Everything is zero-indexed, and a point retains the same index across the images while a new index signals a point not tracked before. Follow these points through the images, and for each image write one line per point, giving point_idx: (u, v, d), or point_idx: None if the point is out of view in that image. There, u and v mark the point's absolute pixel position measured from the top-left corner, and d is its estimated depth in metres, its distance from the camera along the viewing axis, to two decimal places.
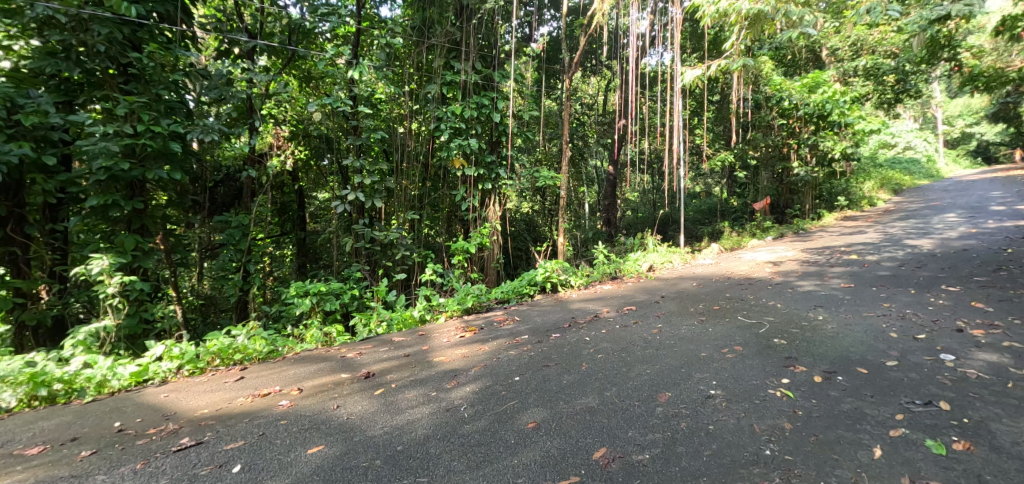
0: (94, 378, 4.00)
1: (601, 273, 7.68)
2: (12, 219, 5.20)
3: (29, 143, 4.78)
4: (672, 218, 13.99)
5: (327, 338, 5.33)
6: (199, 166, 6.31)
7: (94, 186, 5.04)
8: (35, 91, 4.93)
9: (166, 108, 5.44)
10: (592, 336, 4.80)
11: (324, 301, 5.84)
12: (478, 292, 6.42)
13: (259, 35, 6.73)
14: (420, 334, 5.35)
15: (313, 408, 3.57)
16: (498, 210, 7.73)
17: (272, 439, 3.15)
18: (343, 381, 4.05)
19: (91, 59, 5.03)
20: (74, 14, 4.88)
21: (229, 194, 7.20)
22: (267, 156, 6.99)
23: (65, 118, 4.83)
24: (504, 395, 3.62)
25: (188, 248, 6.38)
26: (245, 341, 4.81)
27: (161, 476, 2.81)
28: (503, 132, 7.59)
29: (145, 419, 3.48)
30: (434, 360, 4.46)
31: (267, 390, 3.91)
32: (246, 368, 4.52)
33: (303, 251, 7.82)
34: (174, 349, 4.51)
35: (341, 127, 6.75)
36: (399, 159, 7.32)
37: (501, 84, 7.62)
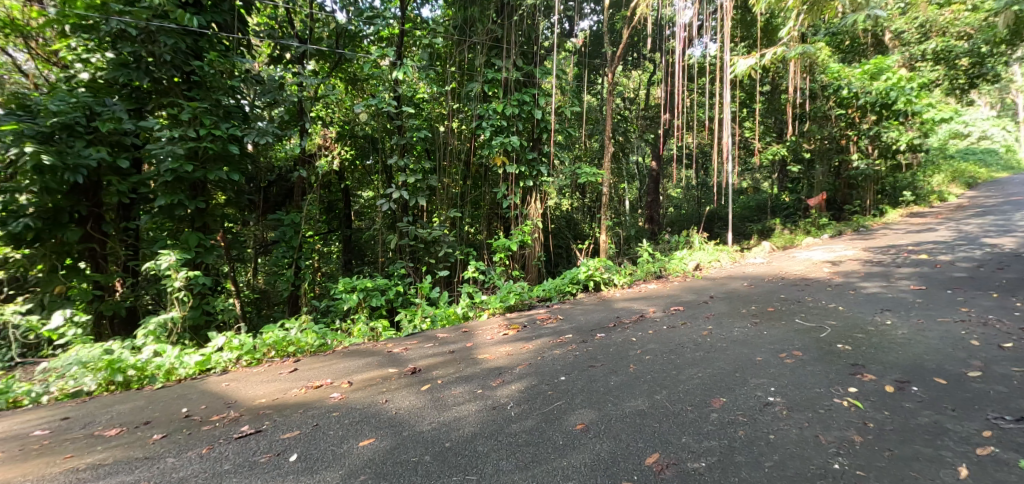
0: (163, 366, 4.30)
1: (645, 272, 7.54)
2: (90, 218, 5.58)
3: (107, 150, 5.20)
4: (719, 215, 13.72)
5: (374, 333, 5.47)
6: (256, 166, 6.71)
7: (162, 188, 5.40)
8: (111, 100, 5.35)
9: (225, 113, 5.76)
10: (639, 336, 4.75)
11: (369, 297, 6.03)
12: (520, 291, 6.38)
13: (309, 40, 6.97)
14: (463, 331, 5.42)
15: (363, 401, 3.69)
16: (539, 208, 7.71)
17: (325, 430, 3.28)
18: (391, 376, 4.16)
19: (159, 69, 5.44)
20: (143, 27, 5.25)
21: (280, 194, 7.39)
22: (316, 156, 7.16)
23: (136, 124, 5.25)
24: (550, 395, 3.63)
25: (245, 244, 6.89)
26: (298, 334, 5.01)
27: (224, 461, 2.97)
28: (544, 129, 7.63)
29: (209, 406, 3.70)
30: (479, 357, 4.52)
31: (320, 383, 4.06)
32: (298, 360, 4.71)
33: (349, 247, 8.05)
34: (235, 340, 4.75)
35: (386, 127, 7.00)
36: (442, 157, 7.39)
37: (543, 80, 7.58)
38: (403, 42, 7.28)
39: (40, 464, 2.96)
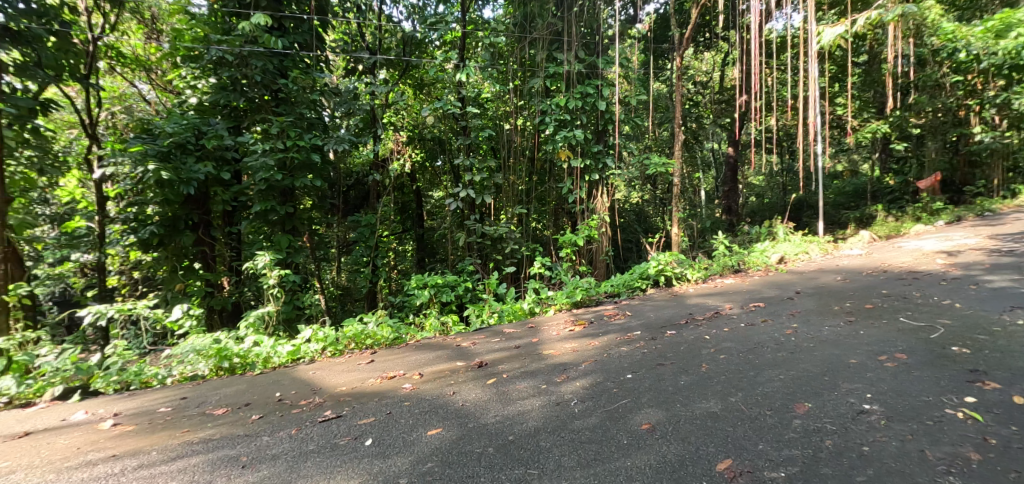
0: (261, 354, 4.81)
1: (721, 265, 7.41)
2: (200, 224, 6.41)
3: (213, 164, 5.95)
4: (806, 203, 13.08)
5: (444, 327, 5.74)
6: (335, 173, 7.20)
7: (257, 195, 6.05)
8: (214, 120, 6.20)
9: (308, 125, 6.35)
10: (713, 334, 4.71)
11: (441, 293, 6.30)
12: (587, 286, 6.47)
13: (379, 50, 7.65)
14: (530, 327, 5.58)
15: (432, 392, 3.92)
16: (606, 201, 7.60)
17: (397, 418, 3.53)
18: (459, 369, 4.39)
19: (252, 89, 6.13)
20: (238, 53, 5.99)
21: (360, 196, 8.10)
22: (389, 160, 7.46)
23: (235, 139, 5.99)
24: (615, 392, 3.69)
25: (329, 245, 7.31)
26: (375, 328, 5.37)
27: (310, 441, 3.27)
28: (609, 120, 7.49)
29: (298, 391, 4.08)
30: (545, 353, 4.66)
31: (393, 374, 4.35)
32: (376, 352, 5.05)
33: (421, 246, 8.34)
34: (320, 333, 5.20)
35: (453, 129, 7.26)
36: (507, 155, 7.52)
37: (606, 71, 7.49)
38: (466, 44, 7.50)
39: (163, 436, 3.39)
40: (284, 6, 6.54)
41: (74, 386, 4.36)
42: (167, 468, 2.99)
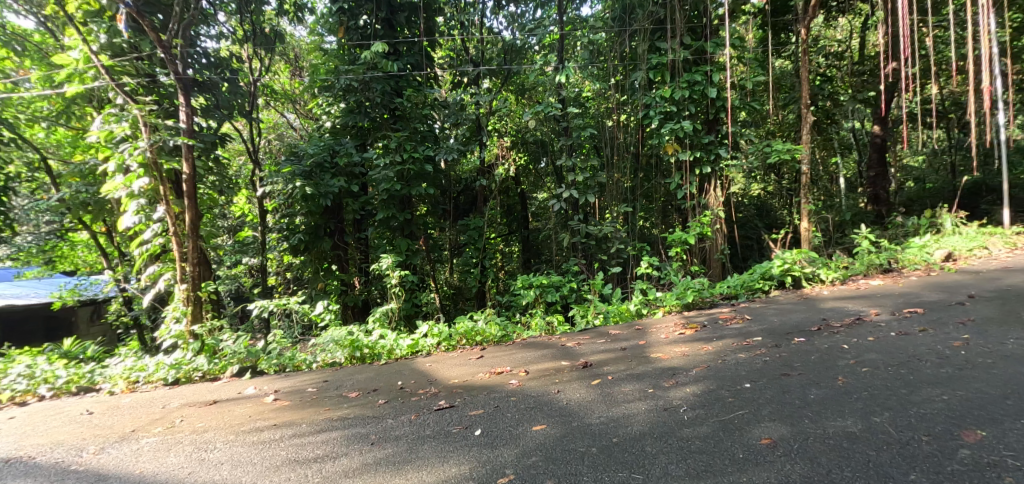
0: (386, 346, 5.39)
1: (867, 265, 6.81)
2: (335, 232, 7.32)
3: (345, 179, 6.88)
4: (983, 186, 11.24)
5: (549, 327, 5.91)
6: (447, 179, 7.75)
7: (380, 203, 6.81)
8: (345, 139, 7.22)
9: (421, 137, 7.16)
10: (852, 343, 4.34)
11: (546, 292, 6.48)
12: (700, 287, 6.29)
13: (482, 62, 8.08)
14: (637, 329, 5.56)
15: (538, 390, 4.09)
16: (720, 196, 7.12)
17: (504, 412, 3.71)
18: (563, 369, 4.51)
19: (373, 108, 7.06)
20: (361, 79, 6.94)
21: (468, 201, 8.41)
22: (495, 166, 7.78)
23: (361, 156, 6.89)
24: (732, 402, 3.45)
25: (442, 247, 8.02)
26: (484, 326, 5.72)
27: (427, 426, 3.59)
28: (722, 108, 7.09)
29: (417, 381, 4.48)
30: (652, 356, 4.61)
31: (501, 370, 4.61)
32: (485, 348, 5.36)
33: (528, 247, 8.48)
34: (436, 328, 5.67)
35: (554, 130, 7.22)
36: (610, 153, 7.60)
37: (717, 54, 6.93)
38: (564, 45, 7.49)
39: (311, 412, 3.95)
40: (397, 32, 7.49)
41: (245, 366, 5.38)
42: (313, 439, 3.47)
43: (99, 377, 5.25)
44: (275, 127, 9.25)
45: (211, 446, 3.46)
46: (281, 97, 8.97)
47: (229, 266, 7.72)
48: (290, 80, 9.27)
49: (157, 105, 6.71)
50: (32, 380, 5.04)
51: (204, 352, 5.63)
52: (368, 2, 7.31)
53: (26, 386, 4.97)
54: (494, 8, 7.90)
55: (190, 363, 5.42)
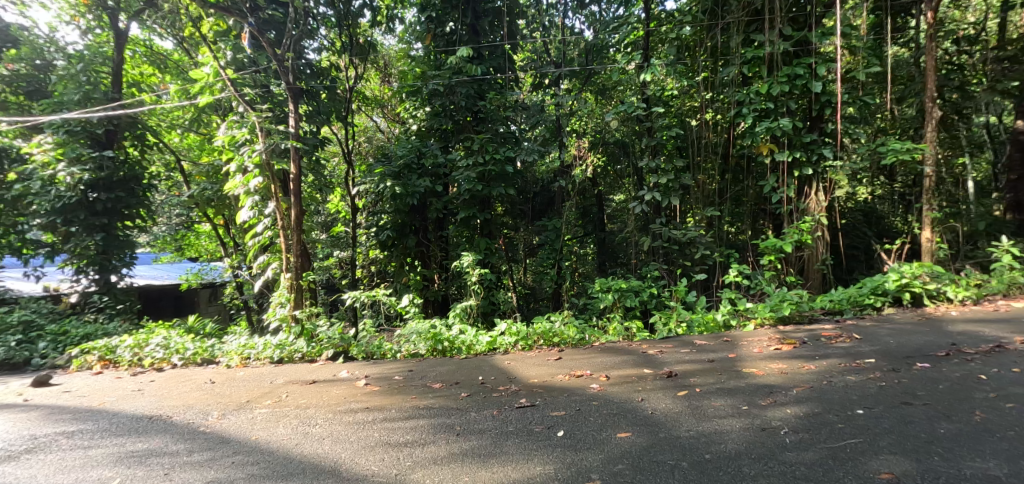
0: (465, 341, 5.64)
1: (1006, 283, 6.11)
2: (418, 230, 7.72)
3: (431, 179, 7.33)
4: None
5: (628, 332, 5.80)
6: (524, 180, 7.86)
7: (461, 203, 7.07)
8: (430, 142, 7.66)
9: (502, 138, 7.31)
10: (992, 374, 3.88)
11: (624, 297, 6.27)
12: (798, 300, 5.87)
13: (563, 62, 8.00)
14: (725, 341, 5.25)
15: (620, 396, 3.99)
16: (823, 200, 6.65)
17: (587, 416, 3.66)
18: (647, 376, 4.38)
19: (458, 111, 7.33)
20: (446, 83, 7.18)
21: (543, 203, 8.42)
22: (573, 167, 7.83)
23: (445, 158, 7.25)
24: (842, 429, 3.18)
25: (516, 247, 8.07)
26: (562, 327, 5.74)
27: (510, 423, 3.63)
28: (827, 103, 6.57)
29: (497, 378, 4.60)
30: (745, 371, 4.33)
31: (581, 373, 4.58)
32: (563, 350, 5.39)
33: (603, 249, 8.25)
34: (513, 327, 5.79)
35: (636, 131, 6.97)
36: (694, 153, 7.24)
37: (822, 44, 6.48)
38: (649, 43, 7.27)
39: (399, 398, 4.28)
40: (481, 37, 7.67)
41: (338, 351, 5.91)
42: (403, 425, 3.73)
43: (218, 351, 6.22)
44: (364, 131, 9.71)
45: (313, 420, 3.95)
46: (370, 102, 9.50)
47: (321, 259, 8.44)
48: (379, 85, 9.77)
49: (271, 113, 7.47)
50: (168, 350, 6.24)
51: (303, 334, 6.20)
52: (454, 10, 7.57)
53: (162, 355, 6.19)
54: (573, 6, 7.92)
55: (292, 344, 6.04)
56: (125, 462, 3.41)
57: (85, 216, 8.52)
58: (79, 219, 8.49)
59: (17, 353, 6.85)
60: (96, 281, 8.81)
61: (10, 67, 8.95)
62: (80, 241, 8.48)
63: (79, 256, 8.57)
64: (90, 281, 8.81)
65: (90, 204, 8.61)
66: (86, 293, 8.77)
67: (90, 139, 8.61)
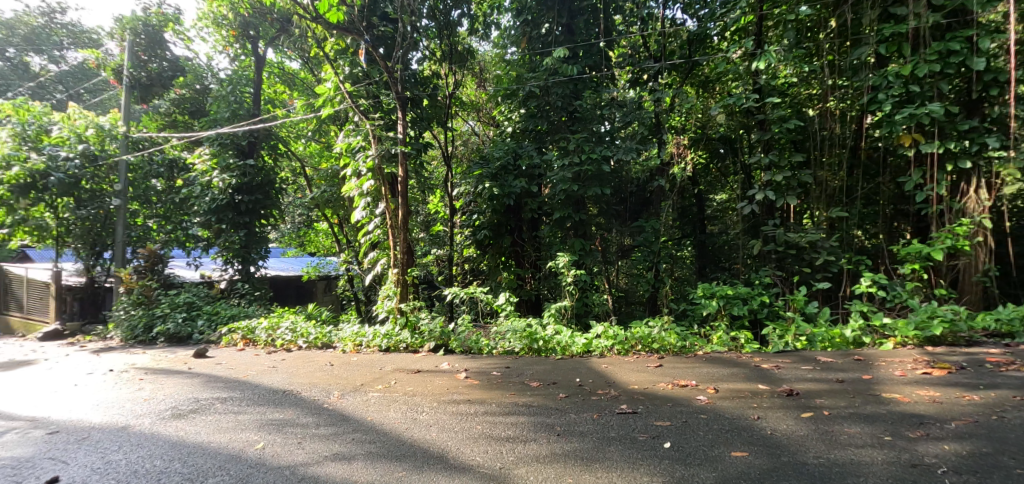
0: (560, 342, 5.68)
1: None
2: (514, 230, 7.89)
3: (526, 180, 7.42)
4: None
5: (736, 343, 5.40)
6: (618, 180, 7.54)
7: (558, 203, 7.05)
8: (525, 143, 7.74)
9: (599, 138, 7.18)
10: None
11: (731, 305, 5.76)
12: (953, 319, 5.09)
13: (663, 55, 7.49)
14: (857, 359, 4.70)
15: (732, 411, 3.71)
16: (985, 201, 5.76)
17: (694, 428, 3.44)
18: (762, 392, 4.03)
19: (555, 112, 7.37)
20: (544, 84, 7.27)
21: (638, 203, 8.02)
22: (671, 165, 7.48)
23: (541, 158, 7.30)
24: (1022, 474, 2.65)
25: (607, 248, 7.81)
26: (662, 333, 5.52)
27: (612, 429, 3.50)
28: (991, 84, 5.66)
29: (596, 381, 4.55)
30: (884, 396, 3.82)
31: (686, 382, 4.35)
32: (663, 357, 5.20)
33: (704, 253, 7.73)
34: (610, 331, 5.71)
35: (745, 124, 6.52)
36: (814, 147, 6.65)
37: (984, 14, 5.51)
38: (762, 29, 6.60)
39: (498, 394, 4.39)
40: (576, 36, 7.58)
41: (439, 344, 6.28)
42: (504, 420, 3.81)
43: (334, 336, 7.06)
44: (461, 135, 9.96)
45: (419, 408, 4.19)
46: (467, 107, 9.79)
47: (420, 256, 8.81)
48: (476, 91, 10.02)
49: (383, 122, 7.91)
50: (295, 333, 7.31)
51: (408, 326, 6.61)
52: (550, 11, 7.60)
53: (291, 337, 7.26)
54: None
55: (398, 335, 6.55)
56: (269, 427, 3.98)
57: (232, 215, 10.09)
58: (227, 218, 10.07)
59: (183, 328, 8.71)
60: (239, 271, 10.44)
61: (180, 93, 11.95)
62: (228, 237, 10.05)
63: (227, 249, 10.14)
64: (235, 270, 10.48)
65: (236, 205, 10.15)
66: (232, 281, 10.39)
67: (236, 151, 10.27)
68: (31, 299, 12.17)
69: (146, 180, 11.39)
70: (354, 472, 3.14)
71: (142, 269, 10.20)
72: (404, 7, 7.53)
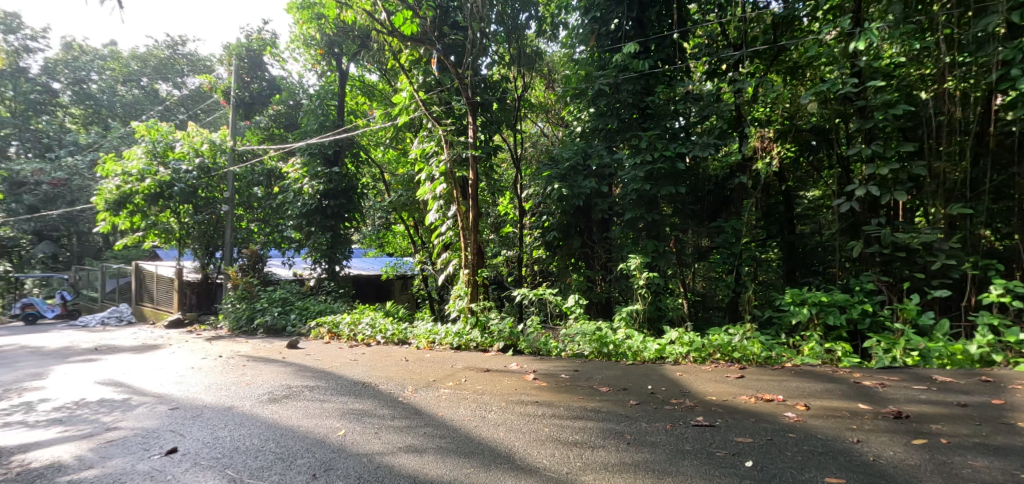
0: (631, 347, 5.51)
1: None
2: (583, 230, 7.78)
3: (596, 180, 7.31)
4: None
5: (831, 356, 4.96)
6: (694, 177, 7.12)
7: (629, 203, 6.85)
8: (594, 143, 7.60)
9: (672, 135, 6.88)
10: None
11: (827, 314, 5.24)
12: None
13: (745, 42, 6.88)
14: (985, 381, 4.16)
15: (825, 432, 3.39)
16: None
17: (781, 448, 3.17)
18: (863, 413, 3.64)
19: (624, 110, 7.14)
20: (612, 82, 7.06)
21: (717, 202, 7.49)
22: (754, 159, 6.83)
23: (611, 158, 7.02)
24: None
25: (683, 249, 7.40)
26: (744, 342, 5.19)
27: (686, 442, 3.32)
28: None
29: (669, 389, 4.35)
30: (1018, 425, 3.33)
31: (771, 397, 4.05)
32: (744, 368, 4.90)
33: (791, 255, 6.89)
34: (685, 337, 5.46)
35: (841, 112, 5.76)
36: (926, 135, 5.64)
37: None
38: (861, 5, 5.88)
39: (566, 397, 4.31)
40: (648, 29, 7.35)
41: (509, 344, 6.28)
42: (572, 424, 3.71)
43: (409, 333, 7.25)
44: (530, 136, 9.91)
45: (488, 406, 4.18)
46: (536, 108, 9.74)
47: (490, 256, 8.89)
48: (545, 92, 9.95)
49: (454, 125, 8.00)
50: (374, 329, 7.61)
51: (478, 326, 6.67)
52: (619, 6, 7.33)
53: (370, 332, 7.58)
54: None
55: (468, 333, 6.63)
56: (349, 416, 4.12)
57: (319, 219, 10.71)
58: (316, 221, 10.73)
59: (279, 320, 9.60)
60: (325, 270, 11.02)
61: (276, 109, 13.15)
62: (316, 238, 10.70)
63: (315, 249, 10.80)
64: (322, 269, 11.05)
65: (323, 209, 10.80)
66: (320, 279, 11.02)
67: (324, 159, 10.84)
68: (160, 292, 13.71)
69: (249, 188, 12.55)
70: (424, 465, 3.17)
71: (246, 267, 11.27)
72: (473, 14, 7.62)
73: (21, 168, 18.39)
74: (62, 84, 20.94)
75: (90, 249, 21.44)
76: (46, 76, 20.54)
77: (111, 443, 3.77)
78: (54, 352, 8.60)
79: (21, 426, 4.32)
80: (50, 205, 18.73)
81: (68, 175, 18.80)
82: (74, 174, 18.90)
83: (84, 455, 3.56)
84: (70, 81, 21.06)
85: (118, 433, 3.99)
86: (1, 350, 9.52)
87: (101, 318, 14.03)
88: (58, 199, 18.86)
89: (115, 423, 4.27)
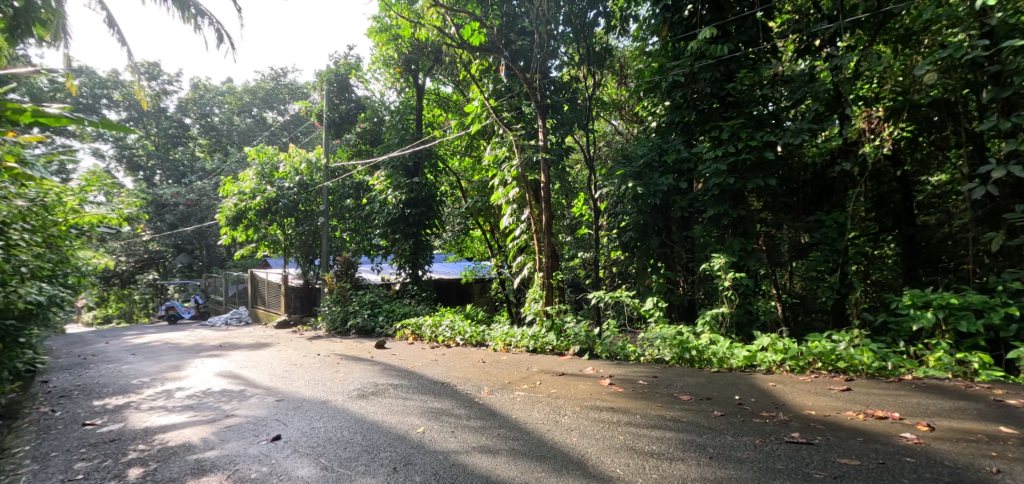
0: (716, 353, 5.20)
1: None
2: (662, 230, 7.46)
3: (674, 176, 7.01)
4: None
5: (961, 367, 4.39)
6: (787, 168, 6.62)
7: (711, 200, 6.49)
8: (670, 137, 7.36)
9: (759, 122, 6.36)
10: None
11: (957, 320, 4.61)
12: None
13: (842, 13, 6.24)
14: None
15: (953, 457, 2.97)
16: None
17: (896, 475, 2.80)
18: (1004, 438, 3.15)
19: (702, 101, 6.84)
20: (688, 71, 6.82)
21: (816, 193, 6.72)
22: (860, 142, 6.26)
23: (691, 152, 6.70)
24: None
25: (775, 247, 6.85)
26: (851, 350, 4.70)
27: (778, 459, 3.04)
28: None
29: (759, 401, 4.03)
30: None
31: (883, 414, 3.63)
32: (851, 380, 4.45)
33: (912, 251, 6.12)
34: (779, 343, 5.05)
35: (970, 81, 5.20)
36: None
37: None
38: None
39: (643, 404, 4.11)
40: (726, 11, 6.84)
41: (584, 348, 6.15)
42: (648, 433, 3.51)
43: (487, 335, 7.29)
44: (603, 136, 9.95)
45: (562, 411, 4.06)
46: (608, 106, 9.51)
47: (567, 259, 8.84)
48: (616, 89, 9.68)
49: (524, 130, 8.04)
50: (453, 331, 7.72)
51: (553, 329, 6.64)
52: None
53: (450, 334, 7.70)
54: None
55: (544, 336, 6.60)
56: (430, 415, 4.15)
57: (403, 227, 11.08)
58: (400, 229, 11.11)
59: (368, 322, 10.06)
60: (409, 274, 11.30)
61: (362, 126, 13.68)
62: (400, 245, 11.09)
63: (400, 255, 11.19)
64: (406, 274, 11.35)
65: (406, 217, 11.13)
66: (404, 283, 11.35)
67: (405, 171, 11.35)
68: (269, 296, 14.79)
69: (342, 200, 13.21)
70: (497, 467, 3.11)
71: (340, 272, 11.85)
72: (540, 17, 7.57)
73: (163, 192, 20.59)
74: (192, 120, 23.26)
75: (217, 259, 23.19)
76: (180, 114, 22.87)
77: (229, 428, 4.03)
78: (190, 348, 9.52)
79: (160, 410, 4.74)
80: (185, 222, 20.84)
81: (198, 196, 20.77)
82: (202, 195, 20.95)
83: (208, 437, 3.83)
84: (198, 116, 23.25)
85: (235, 419, 4.26)
86: (144, 345, 10.70)
87: (226, 318, 15.39)
88: (192, 217, 20.94)
89: (232, 410, 4.59)
